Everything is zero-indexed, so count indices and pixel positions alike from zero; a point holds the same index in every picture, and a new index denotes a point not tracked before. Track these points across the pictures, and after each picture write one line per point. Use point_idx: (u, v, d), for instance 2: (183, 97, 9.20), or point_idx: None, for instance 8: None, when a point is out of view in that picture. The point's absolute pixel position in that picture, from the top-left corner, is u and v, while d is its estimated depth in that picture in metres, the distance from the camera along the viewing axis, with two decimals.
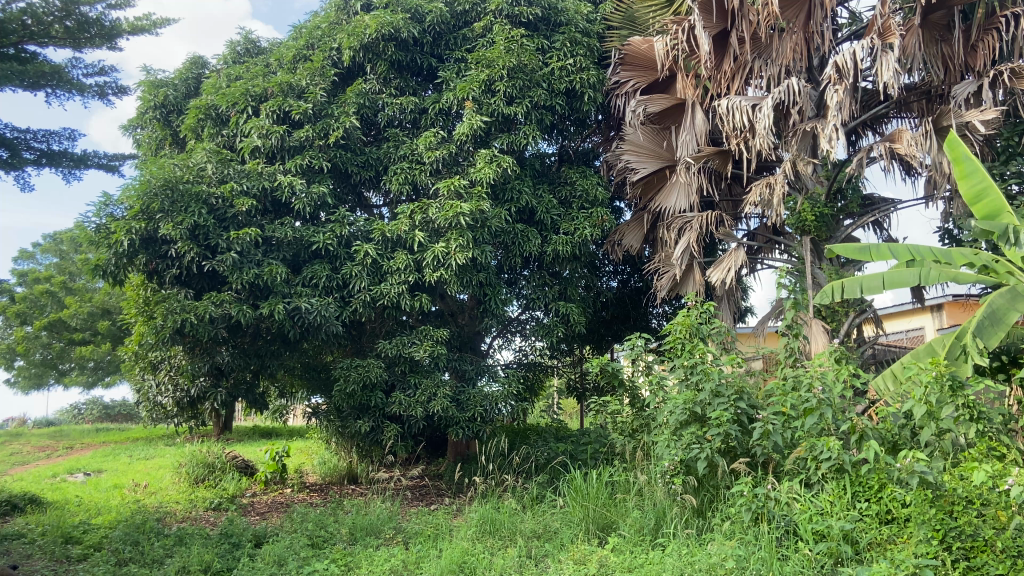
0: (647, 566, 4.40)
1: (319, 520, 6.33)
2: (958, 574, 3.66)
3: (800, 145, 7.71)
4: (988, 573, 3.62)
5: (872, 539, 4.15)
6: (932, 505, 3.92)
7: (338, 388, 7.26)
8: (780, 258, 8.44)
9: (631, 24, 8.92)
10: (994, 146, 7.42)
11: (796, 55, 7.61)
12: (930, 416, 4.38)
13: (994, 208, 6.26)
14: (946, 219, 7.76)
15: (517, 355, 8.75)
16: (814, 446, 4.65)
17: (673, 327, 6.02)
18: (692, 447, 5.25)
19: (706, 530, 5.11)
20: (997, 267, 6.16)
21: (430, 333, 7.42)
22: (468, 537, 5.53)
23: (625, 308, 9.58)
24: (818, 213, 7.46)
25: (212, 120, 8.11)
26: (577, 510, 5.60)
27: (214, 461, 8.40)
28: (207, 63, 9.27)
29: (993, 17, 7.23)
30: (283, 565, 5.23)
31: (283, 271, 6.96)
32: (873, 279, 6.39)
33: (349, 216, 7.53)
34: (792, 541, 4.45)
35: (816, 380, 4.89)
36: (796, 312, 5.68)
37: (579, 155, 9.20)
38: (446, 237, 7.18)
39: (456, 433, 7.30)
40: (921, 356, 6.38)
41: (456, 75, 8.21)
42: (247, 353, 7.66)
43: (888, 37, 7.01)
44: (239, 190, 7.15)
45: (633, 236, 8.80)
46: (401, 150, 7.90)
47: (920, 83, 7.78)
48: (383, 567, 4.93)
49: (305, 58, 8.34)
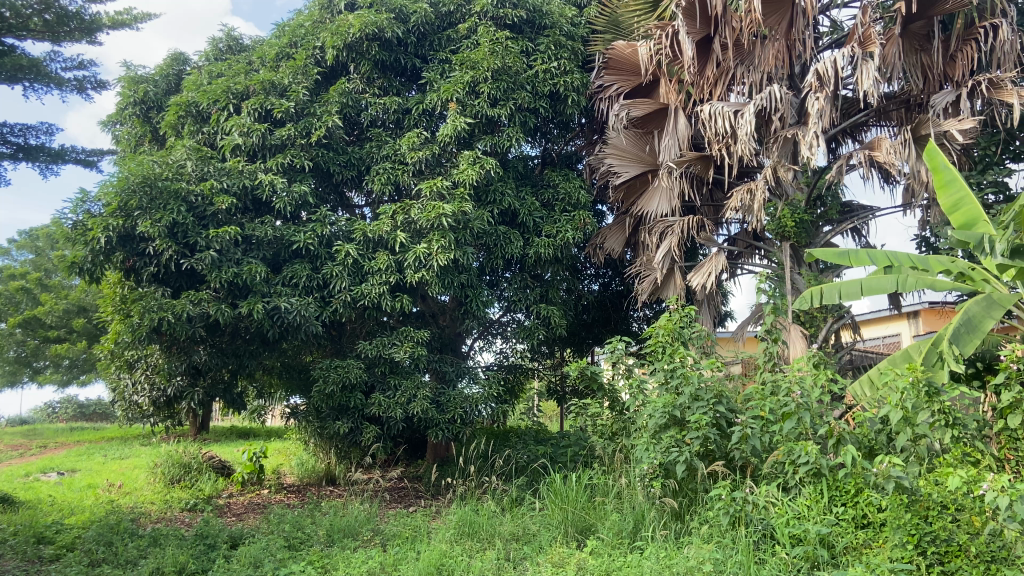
0: (625, 569, 4.43)
1: (296, 521, 6.30)
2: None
3: (781, 150, 7.75)
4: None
5: (848, 543, 4.20)
6: (907, 510, 3.96)
7: (317, 388, 7.15)
8: (760, 263, 8.47)
9: (615, 28, 8.95)
10: (970, 155, 7.61)
11: (778, 62, 7.66)
12: (906, 421, 4.42)
13: (971, 217, 6.30)
14: (923, 227, 7.84)
15: (498, 357, 8.72)
16: (791, 450, 4.71)
17: (655, 331, 6.03)
18: (671, 451, 5.29)
19: (685, 533, 5.15)
20: (972, 275, 6.29)
21: (411, 334, 7.37)
22: (446, 539, 5.54)
23: (606, 312, 9.63)
24: (798, 219, 7.51)
25: (193, 118, 8.05)
26: (556, 513, 5.62)
27: (190, 461, 8.29)
28: (188, 59, 9.20)
29: (971, 27, 7.35)
30: (259, 566, 5.19)
31: (263, 270, 6.89)
32: (852, 285, 6.49)
33: (330, 216, 7.48)
34: (770, 546, 4.49)
35: (794, 384, 4.97)
36: (775, 317, 5.75)
37: (562, 158, 9.22)
38: (429, 238, 7.15)
39: (435, 435, 7.25)
40: (898, 363, 6.45)
41: (440, 76, 8.17)
42: (225, 354, 7.57)
43: (869, 45, 7.07)
44: (219, 188, 7.09)
45: (615, 239, 8.80)
46: (383, 150, 7.87)
47: (900, 91, 7.89)
48: (360, 569, 4.92)
49: (288, 57, 8.29)
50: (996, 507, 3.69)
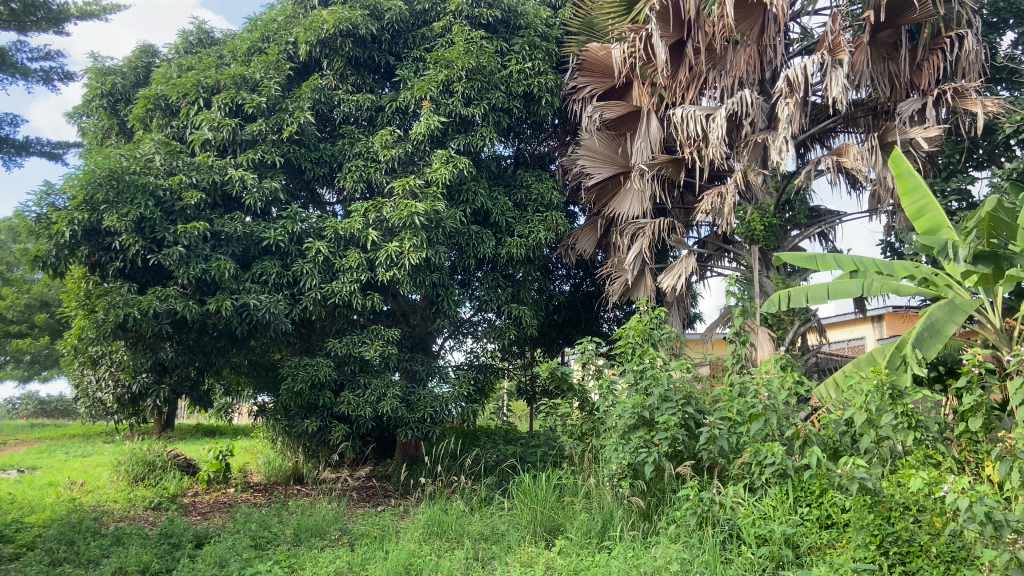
0: (592, 569, 4.47)
1: (263, 520, 6.24)
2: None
3: (751, 155, 7.83)
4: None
5: (812, 544, 4.25)
6: (870, 511, 4.04)
7: (286, 386, 7.09)
8: (729, 266, 8.56)
9: (590, 30, 9.01)
10: (935, 163, 7.76)
11: (749, 67, 7.74)
12: (870, 423, 4.50)
13: (935, 223, 6.43)
14: (888, 232, 7.97)
15: (468, 356, 8.71)
16: (758, 452, 4.78)
17: (625, 332, 6.07)
18: (640, 451, 5.32)
19: (652, 533, 5.19)
20: (935, 280, 6.43)
21: (381, 333, 7.35)
22: (415, 538, 5.53)
23: (577, 313, 9.67)
24: (767, 223, 7.61)
25: (162, 111, 7.92)
26: (525, 512, 5.64)
27: (155, 459, 8.18)
28: (158, 51, 9.09)
29: (938, 37, 7.50)
30: (224, 566, 5.15)
31: (232, 266, 6.81)
32: (818, 289, 6.57)
33: (300, 213, 7.43)
34: (736, 545, 4.54)
35: (761, 386, 5.04)
36: (744, 320, 5.82)
37: (535, 159, 9.26)
38: (400, 236, 7.13)
39: (405, 434, 7.22)
40: (862, 366, 6.55)
41: (414, 74, 8.16)
42: (191, 351, 7.48)
43: (837, 52, 7.18)
44: (188, 182, 7.00)
45: (586, 240, 8.84)
46: (356, 147, 7.84)
47: (867, 99, 8.02)
48: (327, 568, 4.89)
49: (260, 51, 8.22)
50: (956, 507, 3.69)
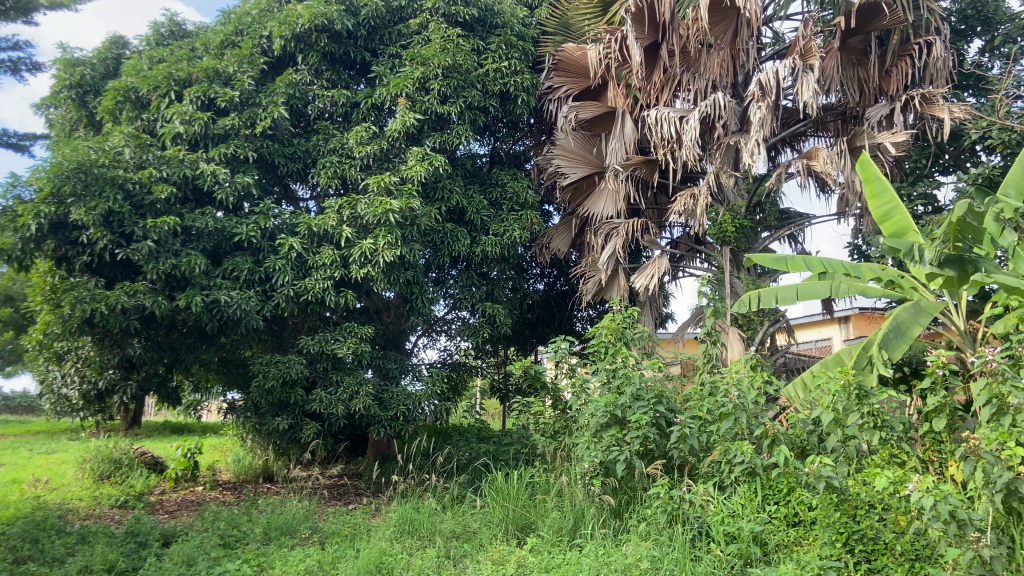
0: (564, 567, 4.50)
1: (232, 519, 6.18)
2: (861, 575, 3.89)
3: (724, 157, 7.94)
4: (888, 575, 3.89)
5: (779, 541, 4.34)
6: (837, 509, 4.08)
7: (257, 384, 7.01)
8: (701, 267, 8.65)
9: (566, 30, 9.06)
10: (902, 167, 7.92)
11: (722, 70, 7.84)
12: (837, 422, 4.56)
13: (901, 227, 6.56)
14: (856, 235, 8.12)
15: (442, 354, 8.72)
16: (728, 450, 4.84)
17: (598, 331, 6.11)
18: (612, 449, 5.34)
19: (623, 531, 5.23)
20: (901, 283, 6.58)
21: (355, 331, 7.32)
22: (386, 537, 5.52)
23: (550, 311, 9.71)
24: (738, 225, 7.72)
25: (131, 104, 7.79)
26: (498, 510, 5.65)
27: (122, 457, 8.06)
28: (128, 43, 8.96)
29: (906, 44, 7.65)
30: (192, 565, 5.09)
31: (202, 262, 6.73)
32: (788, 290, 6.68)
33: (273, 209, 7.38)
34: (705, 543, 4.61)
35: (732, 385, 5.11)
36: (715, 320, 5.91)
37: (511, 158, 9.27)
38: (374, 234, 7.10)
39: (377, 432, 7.20)
40: (830, 366, 6.68)
41: (389, 70, 8.13)
42: (160, 347, 7.38)
43: (809, 58, 7.30)
44: (158, 176, 6.90)
45: (561, 239, 8.89)
46: (330, 143, 7.80)
47: (837, 103, 8.16)
48: (297, 567, 4.86)
49: (233, 45, 8.13)
50: (921, 507, 3.73)
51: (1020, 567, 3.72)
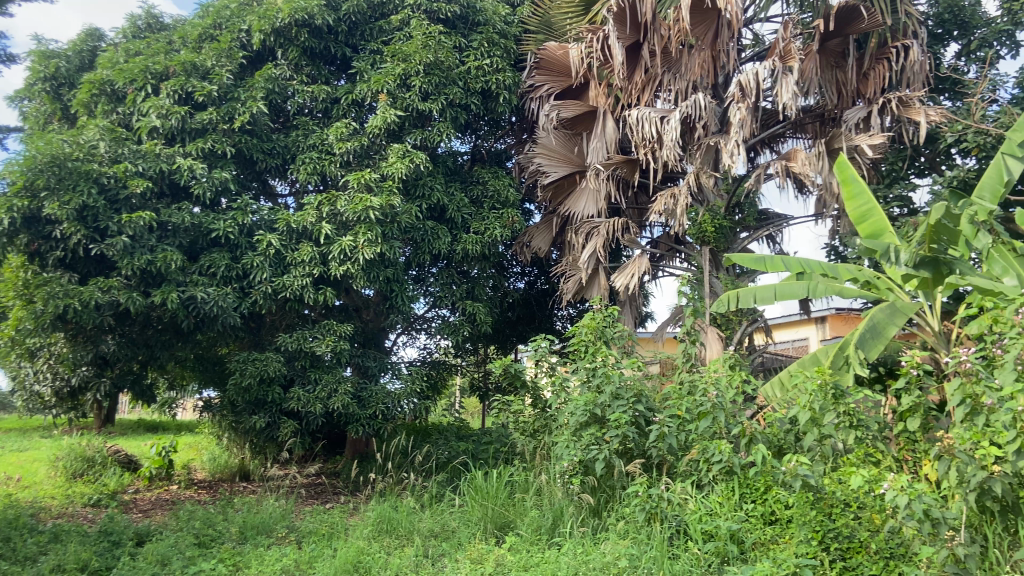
0: (542, 565, 4.50)
1: (207, 518, 6.10)
2: (835, 573, 3.88)
3: (704, 158, 7.98)
4: (862, 573, 3.88)
5: (756, 539, 4.37)
6: (813, 507, 4.11)
7: (233, 382, 6.94)
8: (681, 266, 8.70)
9: (548, 29, 9.07)
10: (879, 170, 8.01)
11: (703, 71, 7.88)
12: (813, 421, 4.62)
13: (877, 228, 6.63)
14: (833, 236, 8.21)
15: (421, 352, 8.68)
16: (706, 449, 4.88)
17: (578, 329, 6.13)
18: (591, 448, 5.34)
19: (602, 529, 5.24)
20: (877, 283, 6.65)
21: (333, 328, 7.27)
22: (364, 536, 5.49)
23: (531, 310, 9.71)
24: (718, 225, 7.77)
25: (107, 97, 7.66)
26: (476, 509, 5.64)
27: (95, 455, 7.95)
28: (104, 36, 8.82)
29: (884, 47, 7.74)
30: (167, 564, 5.03)
31: (178, 258, 6.64)
32: (766, 290, 6.74)
33: (251, 205, 7.31)
34: (683, 541, 4.63)
35: (710, 385, 5.14)
36: (694, 319, 5.95)
37: (492, 156, 9.25)
38: (354, 231, 7.04)
39: (356, 431, 7.16)
40: (807, 366, 6.74)
41: (370, 66, 8.08)
42: (135, 344, 7.28)
43: (788, 60, 7.35)
44: (133, 171, 6.80)
45: (541, 238, 8.90)
46: (310, 139, 7.74)
47: (815, 106, 8.23)
48: (273, 567, 4.81)
49: (211, 38, 8.03)
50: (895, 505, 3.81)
51: (993, 565, 3.85)
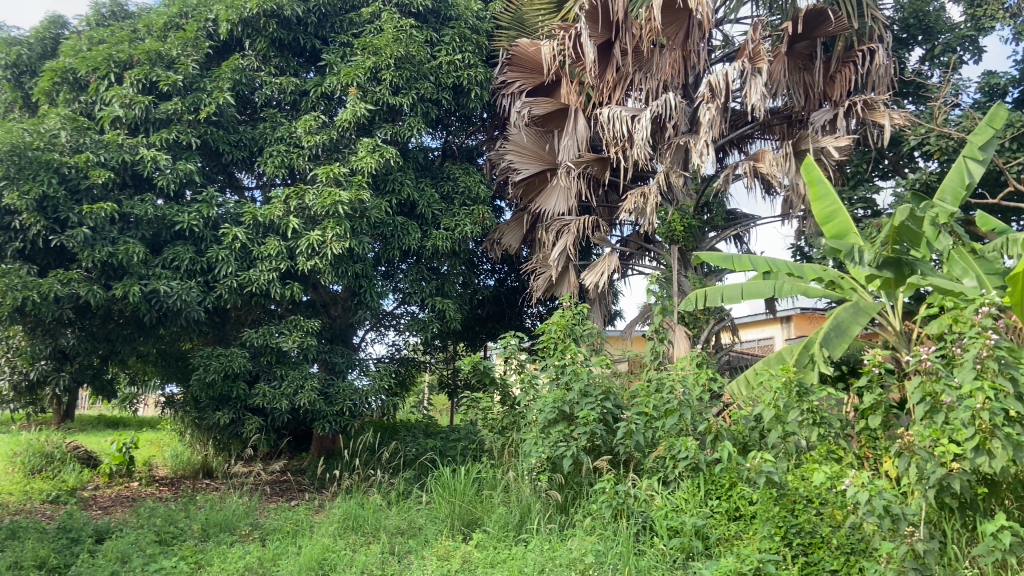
0: (509, 562, 4.50)
1: (169, 515, 5.99)
2: (796, 568, 4.00)
3: (673, 157, 8.03)
4: (822, 568, 3.99)
5: (721, 535, 4.42)
6: (776, 503, 4.17)
7: (197, 377, 6.81)
8: (650, 265, 8.75)
9: (520, 26, 9.08)
10: (844, 171, 8.13)
11: (674, 71, 7.93)
12: (778, 419, 4.70)
13: (842, 229, 6.73)
14: (799, 237, 8.33)
15: (390, 349, 8.62)
16: (673, 446, 4.92)
17: (547, 326, 6.14)
18: (559, 445, 5.36)
19: (569, 525, 5.25)
20: (841, 283, 6.74)
21: (300, 324, 7.19)
22: (329, 533, 5.44)
23: (500, 307, 9.71)
24: (687, 224, 7.84)
25: (69, 85, 7.47)
26: (443, 506, 5.62)
27: (53, 451, 7.86)
28: (68, 23, 8.60)
29: (850, 51, 7.86)
30: (127, 562, 4.94)
31: (141, 250, 6.49)
32: (733, 289, 6.82)
33: (217, 197, 7.19)
34: (649, 537, 4.67)
35: (677, 382, 5.17)
36: (663, 318, 6.00)
37: (463, 152, 9.19)
38: (323, 225, 6.96)
39: (322, 427, 7.08)
40: (772, 364, 6.84)
41: (340, 59, 7.99)
42: (95, 337, 7.14)
43: (757, 61, 7.42)
44: (95, 161, 6.63)
45: (512, 235, 8.91)
46: (278, 131, 7.63)
47: (783, 107, 8.32)
48: (236, 565, 4.73)
49: (177, 27, 7.87)
50: (856, 501, 3.85)
51: (951, 560, 3.95)
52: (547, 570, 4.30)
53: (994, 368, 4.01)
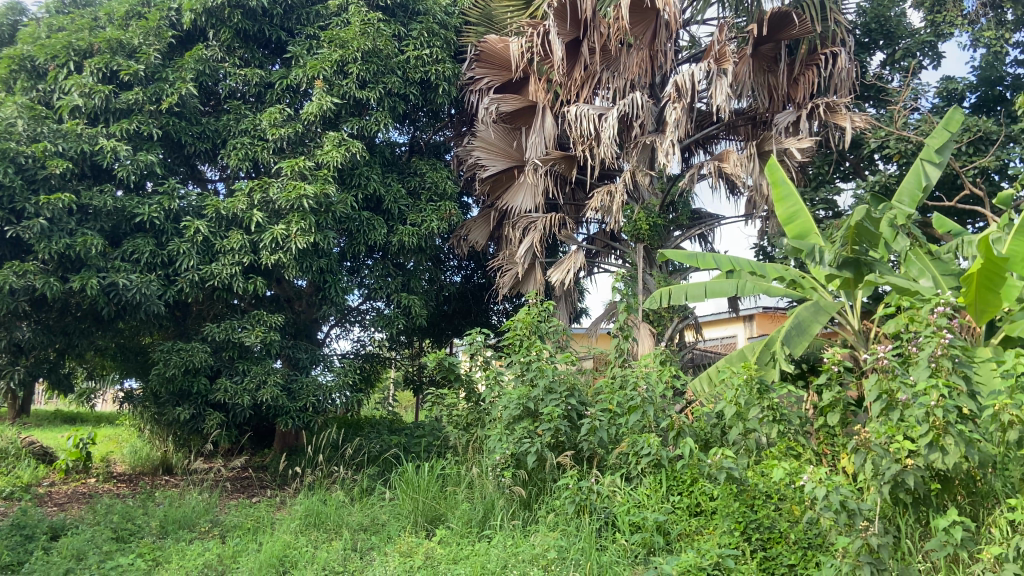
0: (472, 558, 4.51)
1: (127, 512, 5.90)
2: (755, 563, 4.06)
3: (639, 156, 8.10)
4: (781, 562, 4.04)
5: (682, 530, 4.49)
6: (736, 499, 4.27)
7: (156, 371, 6.69)
8: (616, 263, 8.83)
9: (488, 22, 9.10)
10: (806, 173, 8.29)
11: (640, 70, 7.98)
12: (739, 416, 4.79)
13: (804, 229, 6.82)
14: (762, 237, 8.44)
15: (355, 345, 8.57)
16: (635, 442, 4.97)
17: (514, 323, 6.09)
18: (523, 441, 5.38)
19: (532, 522, 5.28)
20: (802, 283, 6.90)
21: (263, 319, 7.10)
22: (290, 530, 5.41)
23: (467, 303, 9.71)
24: (652, 223, 7.90)
25: (27, 73, 7.27)
26: (407, 502, 5.61)
27: (8, 447, 7.70)
28: (26, 10, 8.40)
29: (813, 54, 7.98)
30: (82, 559, 4.85)
31: (100, 242, 6.35)
32: (697, 287, 6.92)
33: (179, 189, 7.08)
34: (611, 533, 4.73)
35: (640, 379, 5.21)
36: (628, 315, 6.02)
37: (430, 148, 9.12)
38: (287, 219, 6.89)
39: (285, 423, 7.02)
40: (733, 362, 6.94)
41: (306, 51, 7.91)
42: (51, 331, 6.91)
43: (723, 62, 7.49)
44: (53, 151, 6.48)
45: (479, 232, 8.92)
46: (242, 124, 7.53)
47: (748, 108, 8.42)
48: (195, 562, 4.68)
49: (140, 16, 7.72)
50: (814, 497, 3.91)
51: (904, 555, 4.04)
52: (509, 566, 4.32)
53: (948, 367, 4.09)
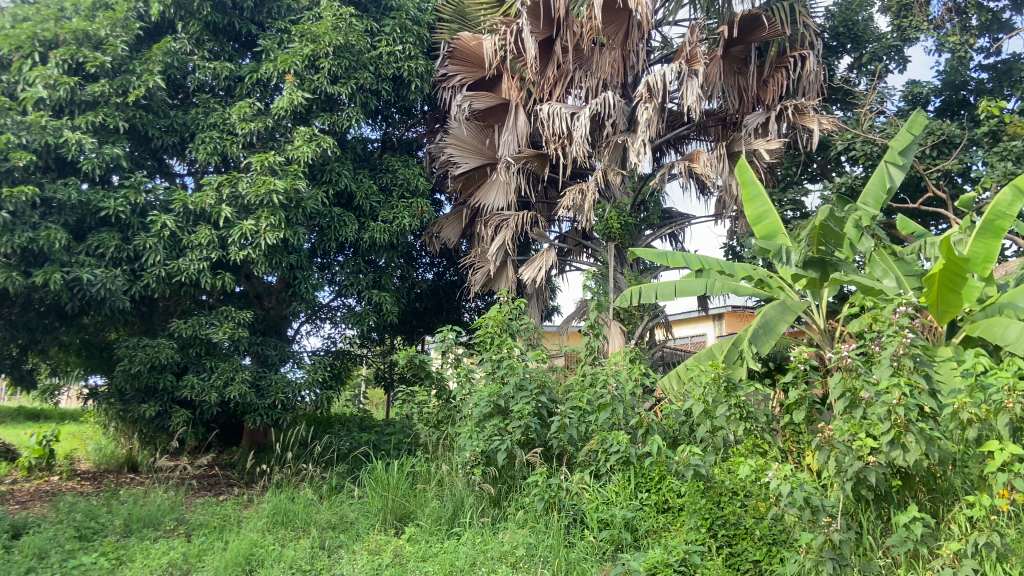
0: (440, 555, 4.51)
1: (90, 510, 5.80)
2: (721, 559, 4.04)
3: (612, 155, 8.14)
4: (747, 558, 4.00)
5: (649, 527, 4.52)
6: (703, 496, 4.28)
7: (121, 368, 6.59)
8: (588, 261, 8.87)
9: (461, 19, 9.10)
10: (775, 174, 8.40)
11: (613, 70, 8.03)
12: (707, 413, 4.83)
13: (772, 230, 6.91)
14: (731, 237, 8.53)
15: (325, 341, 8.52)
16: (604, 439, 5.00)
17: (484, 320, 6.07)
18: (494, 438, 5.37)
19: (501, 519, 5.28)
20: (770, 283, 6.99)
21: (232, 315, 7.02)
22: (258, 528, 5.36)
23: (439, 301, 9.70)
24: (624, 221, 7.93)
25: None
26: (376, 500, 5.58)
27: None
28: None
29: (782, 57, 8.09)
30: (43, 558, 4.77)
31: (64, 236, 6.23)
32: (666, 286, 6.97)
33: (146, 183, 6.98)
34: (579, 530, 4.75)
35: (610, 376, 5.24)
36: (598, 313, 6.07)
37: (403, 144, 9.04)
38: (256, 215, 6.83)
39: (253, 421, 6.95)
40: (702, 360, 7.01)
41: (277, 46, 7.85)
42: (14, 326, 6.80)
43: (694, 63, 7.56)
44: (16, 143, 6.35)
45: (451, 229, 8.91)
46: (210, 118, 7.45)
47: (718, 109, 8.49)
48: (159, 561, 4.61)
49: (107, 7, 7.60)
50: (779, 494, 3.95)
51: (866, 551, 4.09)
52: (477, 563, 4.32)
53: (909, 365, 4.15)
